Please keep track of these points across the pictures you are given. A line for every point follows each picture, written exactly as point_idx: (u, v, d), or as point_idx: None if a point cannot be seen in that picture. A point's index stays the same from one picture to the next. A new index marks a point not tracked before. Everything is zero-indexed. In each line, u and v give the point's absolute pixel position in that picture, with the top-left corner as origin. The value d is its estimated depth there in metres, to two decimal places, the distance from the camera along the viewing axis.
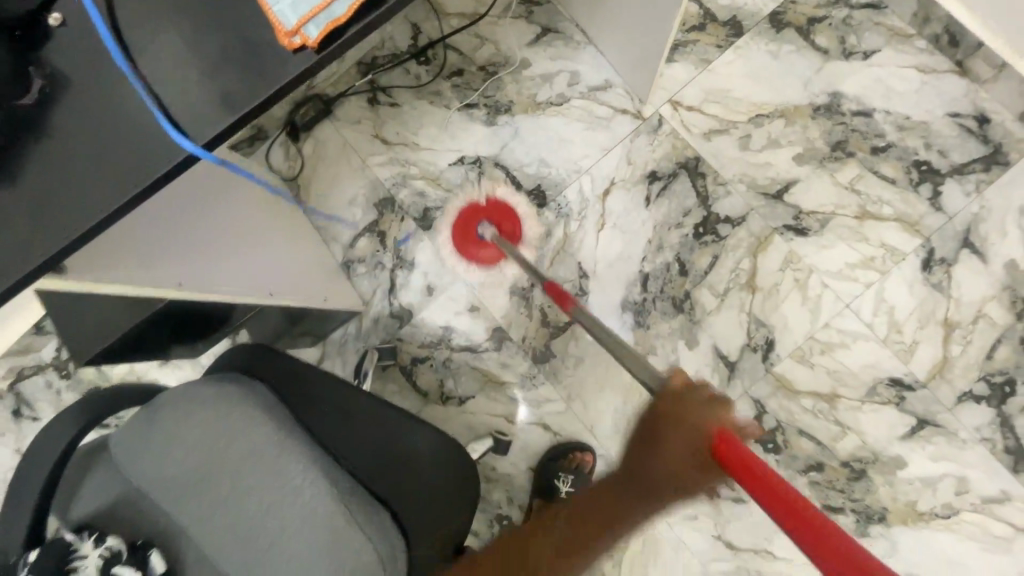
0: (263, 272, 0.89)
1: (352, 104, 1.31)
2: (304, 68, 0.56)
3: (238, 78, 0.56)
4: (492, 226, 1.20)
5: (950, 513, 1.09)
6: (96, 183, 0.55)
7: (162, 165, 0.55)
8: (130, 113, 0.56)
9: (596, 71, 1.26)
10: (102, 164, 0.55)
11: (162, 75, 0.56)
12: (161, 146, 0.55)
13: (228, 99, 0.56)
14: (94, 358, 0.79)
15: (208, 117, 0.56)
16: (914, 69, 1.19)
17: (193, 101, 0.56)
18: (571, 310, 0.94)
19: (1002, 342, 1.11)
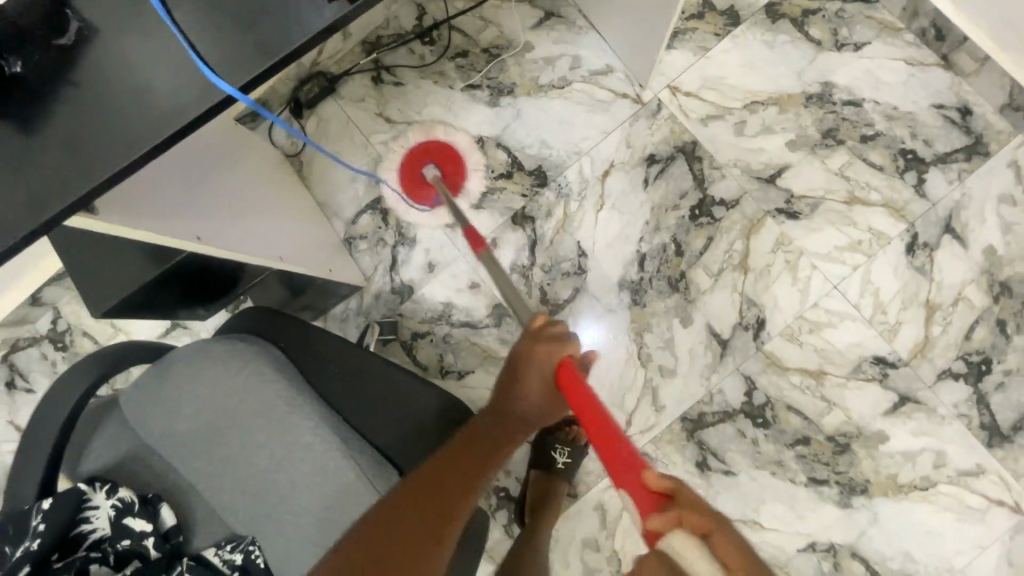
0: (274, 239, 0.90)
1: (356, 82, 1.32)
2: (337, 17, 0.57)
3: (273, 24, 0.57)
4: (435, 167, 1.26)
5: (928, 485, 1.14)
6: (131, 124, 0.56)
7: (196, 108, 0.57)
8: (167, 58, 0.57)
9: (597, 55, 1.29)
10: (138, 105, 0.57)
11: (196, 22, 0.58)
12: (196, 91, 0.57)
13: (263, 45, 0.57)
14: (108, 314, 0.80)
15: (244, 62, 0.57)
16: (902, 62, 1.24)
17: (229, 47, 0.57)
18: (480, 251, 1.01)
19: (980, 323, 1.17)
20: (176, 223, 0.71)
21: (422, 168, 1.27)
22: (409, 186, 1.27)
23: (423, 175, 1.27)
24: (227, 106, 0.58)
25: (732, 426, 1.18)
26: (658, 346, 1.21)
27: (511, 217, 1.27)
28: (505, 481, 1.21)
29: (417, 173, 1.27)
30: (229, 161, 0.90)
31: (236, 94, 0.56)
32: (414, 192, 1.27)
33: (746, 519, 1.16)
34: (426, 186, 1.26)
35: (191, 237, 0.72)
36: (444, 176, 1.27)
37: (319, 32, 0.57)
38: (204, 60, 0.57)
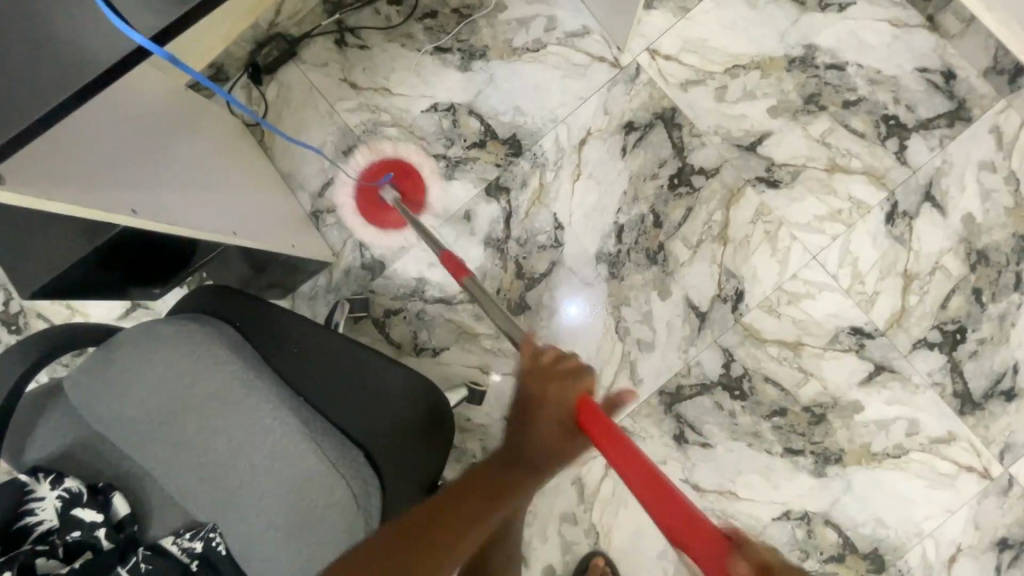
0: (227, 213, 0.85)
1: (318, 45, 1.24)
2: None
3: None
4: (395, 190, 1.19)
5: (900, 453, 1.15)
6: (34, 79, 0.51)
7: (108, 62, 0.51)
8: (71, 4, 0.51)
9: (573, 16, 1.23)
10: (43, 60, 0.51)
11: None
12: (105, 41, 0.51)
13: None
14: (41, 296, 0.75)
15: (156, 8, 0.51)
16: (887, 23, 1.19)
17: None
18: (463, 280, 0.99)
19: (956, 292, 1.16)
20: (107, 196, 0.65)
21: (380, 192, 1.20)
22: (371, 213, 1.22)
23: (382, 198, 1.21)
24: (142, 60, 0.52)
25: (709, 398, 1.18)
26: (636, 320, 1.19)
27: (485, 188, 1.23)
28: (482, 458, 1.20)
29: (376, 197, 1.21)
30: (175, 127, 0.83)
31: (148, 44, 0.51)
32: (378, 218, 1.22)
33: (722, 489, 1.16)
34: (387, 210, 1.21)
35: (126, 211, 0.67)
36: (404, 197, 1.21)
37: None
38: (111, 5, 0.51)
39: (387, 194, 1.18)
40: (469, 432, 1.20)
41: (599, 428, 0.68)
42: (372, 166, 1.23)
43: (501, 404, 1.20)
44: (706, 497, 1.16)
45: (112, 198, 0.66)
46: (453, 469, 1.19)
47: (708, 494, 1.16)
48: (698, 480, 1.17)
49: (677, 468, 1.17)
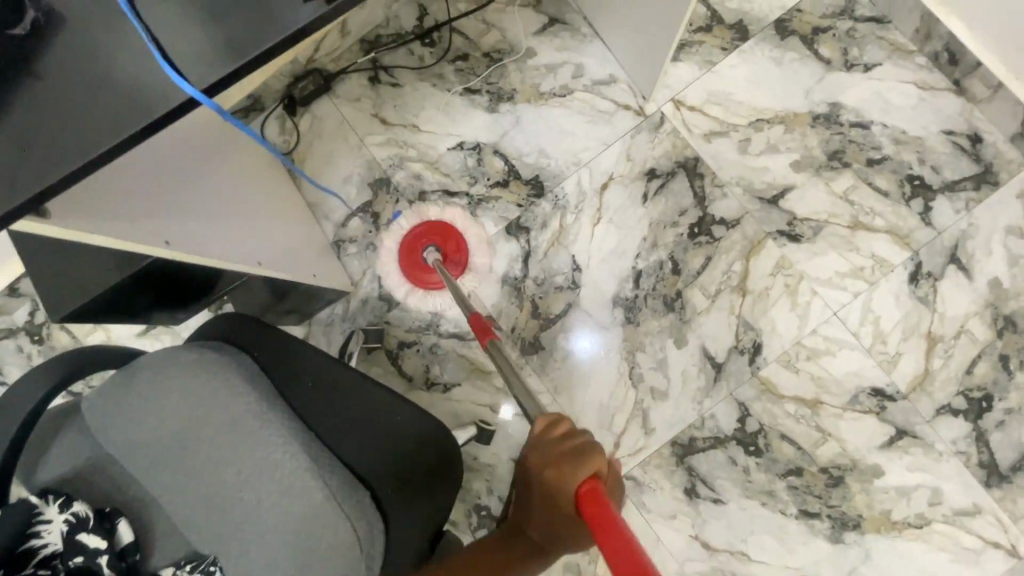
0: (254, 242, 0.87)
1: (352, 81, 1.29)
2: (316, 16, 0.53)
3: (242, 22, 0.53)
4: (437, 251, 1.16)
5: (922, 523, 1.10)
6: (87, 122, 0.53)
7: (159, 109, 0.53)
8: (130, 52, 0.53)
9: (601, 65, 1.26)
10: (98, 103, 0.53)
11: (160, 17, 0.54)
12: (159, 90, 0.53)
13: (232, 45, 0.53)
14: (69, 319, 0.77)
15: (208, 60, 0.53)
16: (913, 85, 1.20)
17: (196, 41, 0.53)
18: (488, 345, 0.98)
19: (982, 358, 1.13)
20: (141, 226, 0.67)
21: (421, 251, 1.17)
22: (415, 276, 1.18)
23: (422, 258, 1.17)
24: (192, 108, 0.54)
25: (723, 453, 1.15)
26: (651, 367, 1.18)
27: (506, 227, 1.24)
28: (487, 500, 1.17)
29: (416, 255, 1.17)
30: (210, 158, 0.85)
31: (199, 96, 0.53)
32: (420, 279, 1.18)
33: (733, 549, 1.12)
34: (427, 270, 1.17)
35: (158, 242, 0.68)
36: (447, 259, 1.18)
37: (296, 32, 0.53)
38: (168, 57, 0.53)
39: (432, 255, 1.15)
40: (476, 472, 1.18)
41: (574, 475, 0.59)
42: (419, 227, 1.20)
43: (509, 445, 1.19)
44: (716, 557, 1.12)
45: (149, 230, 0.68)
46: (457, 509, 1.17)
47: (719, 553, 1.12)
48: (708, 538, 1.13)
49: (687, 523, 1.14)
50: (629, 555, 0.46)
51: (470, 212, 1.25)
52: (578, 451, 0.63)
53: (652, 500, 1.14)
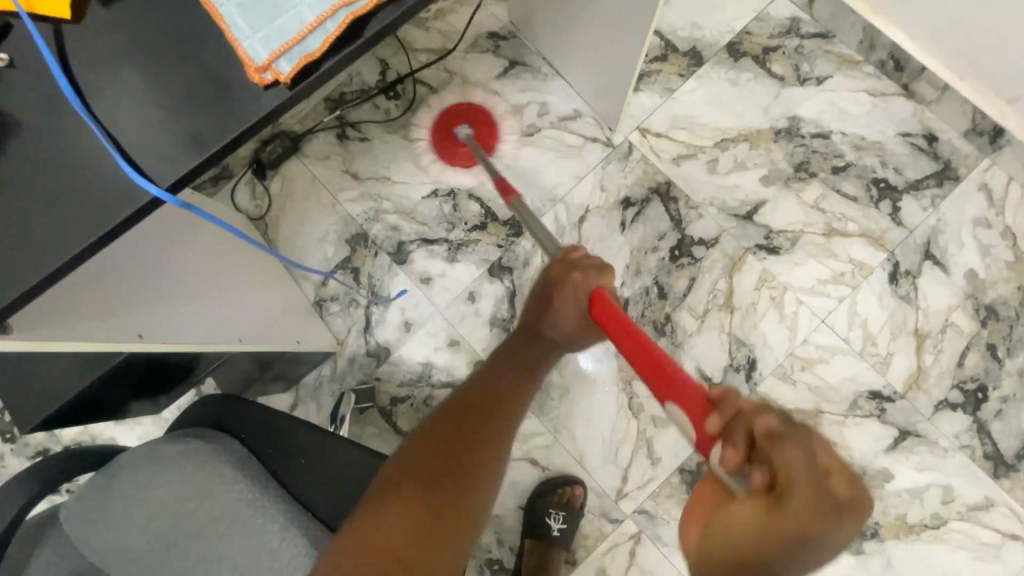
0: (235, 317, 0.84)
1: (321, 140, 1.29)
2: (276, 105, 0.49)
3: (204, 116, 0.49)
4: (469, 128, 1.26)
5: (938, 523, 1.09)
6: (41, 236, 0.48)
7: (118, 213, 0.48)
8: (85, 157, 0.48)
9: (565, 101, 1.29)
10: (54, 216, 0.48)
11: (121, 116, 0.49)
12: (120, 193, 0.48)
13: (195, 137, 0.49)
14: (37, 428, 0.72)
15: (171, 157, 0.48)
16: (866, 93, 1.25)
17: (158, 139, 0.49)
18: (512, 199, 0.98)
19: (971, 349, 1.15)
20: (112, 322, 0.65)
21: (456, 127, 1.27)
22: (444, 149, 1.27)
23: (456, 134, 1.27)
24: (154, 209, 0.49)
25: None
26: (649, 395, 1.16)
27: (488, 268, 1.23)
28: (499, 552, 1.14)
29: (451, 131, 1.27)
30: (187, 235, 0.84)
31: (165, 195, 0.48)
32: (450, 154, 1.26)
33: None
34: (460, 147, 1.26)
35: (131, 336, 0.66)
36: (479, 138, 1.27)
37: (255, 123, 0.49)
38: (127, 157, 0.48)
39: (462, 131, 1.25)
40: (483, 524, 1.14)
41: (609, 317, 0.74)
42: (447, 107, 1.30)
43: (516, 492, 1.16)
44: None
45: (121, 325, 0.66)
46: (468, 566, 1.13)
47: None
48: None
49: None
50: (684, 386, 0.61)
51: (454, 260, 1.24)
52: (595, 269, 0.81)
53: (667, 532, 1.12)
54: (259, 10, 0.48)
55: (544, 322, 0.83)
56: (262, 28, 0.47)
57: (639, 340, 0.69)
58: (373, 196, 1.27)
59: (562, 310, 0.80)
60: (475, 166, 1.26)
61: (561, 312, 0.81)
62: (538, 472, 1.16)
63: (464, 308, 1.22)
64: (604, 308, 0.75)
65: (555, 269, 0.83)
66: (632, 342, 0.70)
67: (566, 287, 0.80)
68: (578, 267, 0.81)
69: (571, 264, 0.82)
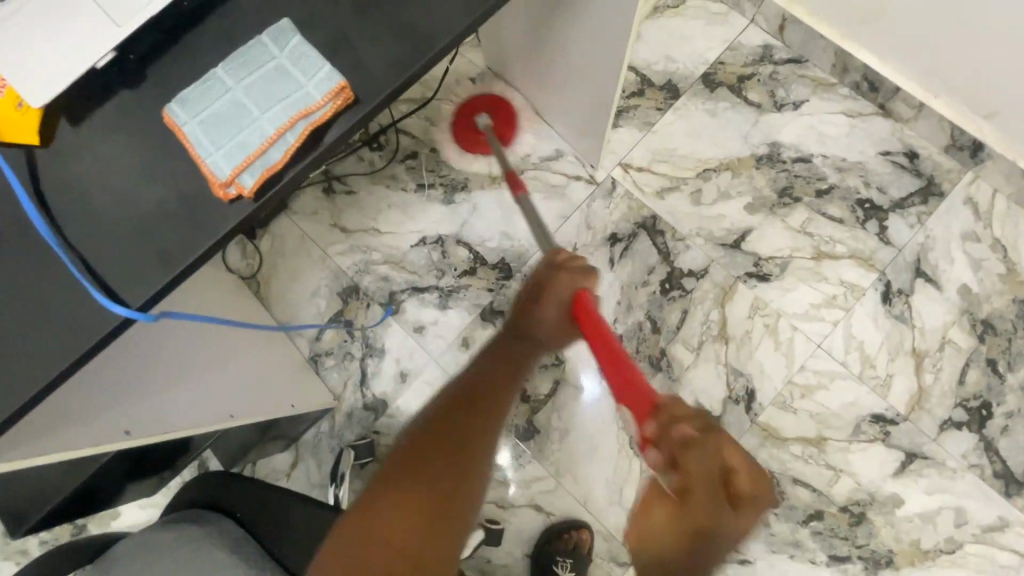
0: (228, 392, 0.84)
1: (307, 196, 1.30)
2: (242, 218, 0.50)
3: (175, 233, 0.49)
4: (488, 117, 1.26)
5: (953, 547, 1.07)
6: (19, 365, 0.48)
7: (92, 335, 0.48)
8: (60, 283, 0.49)
9: (546, 142, 1.30)
10: (30, 344, 0.48)
11: (92, 238, 0.49)
12: (93, 315, 0.49)
13: (164, 254, 0.49)
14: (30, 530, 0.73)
15: (141, 275, 0.49)
16: (843, 115, 1.26)
17: (128, 258, 0.49)
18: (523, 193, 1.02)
19: (970, 365, 1.14)
20: (97, 426, 0.66)
21: (476, 119, 1.27)
22: (465, 137, 1.28)
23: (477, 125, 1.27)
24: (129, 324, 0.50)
25: None
26: None
27: (480, 313, 1.23)
28: None
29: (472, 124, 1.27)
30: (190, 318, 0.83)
31: (135, 314, 0.48)
32: (470, 142, 1.29)
33: None
34: (477, 132, 1.27)
35: (115, 435, 0.67)
36: (496, 126, 1.28)
37: (225, 236, 0.49)
38: (98, 279, 0.49)
39: (483, 120, 1.25)
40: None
41: (592, 324, 0.73)
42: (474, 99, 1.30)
43: (521, 540, 1.14)
44: None
45: (107, 427, 0.67)
46: None
47: None
48: None
49: None
50: (637, 395, 0.65)
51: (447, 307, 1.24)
52: (581, 272, 0.78)
53: None
54: (220, 127, 0.49)
55: (522, 314, 0.78)
56: (224, 143, 0.48)
57: (604, 337, 0.72)
58: (363, 248, 1.27)
59: (541, 316, 0.77)
60: (490, 155, 1.29)
61: (543, 315, 0.77)
62: (543, 518, 1.14)
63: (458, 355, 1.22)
64: (584, 310, 0.75)
65: (544, 274, 0.79)
66: (601, 342, 0.72)
67: (545, 301, 0.77)
68: (564, 274, 0.78)
69: (573, 270, 0.78)
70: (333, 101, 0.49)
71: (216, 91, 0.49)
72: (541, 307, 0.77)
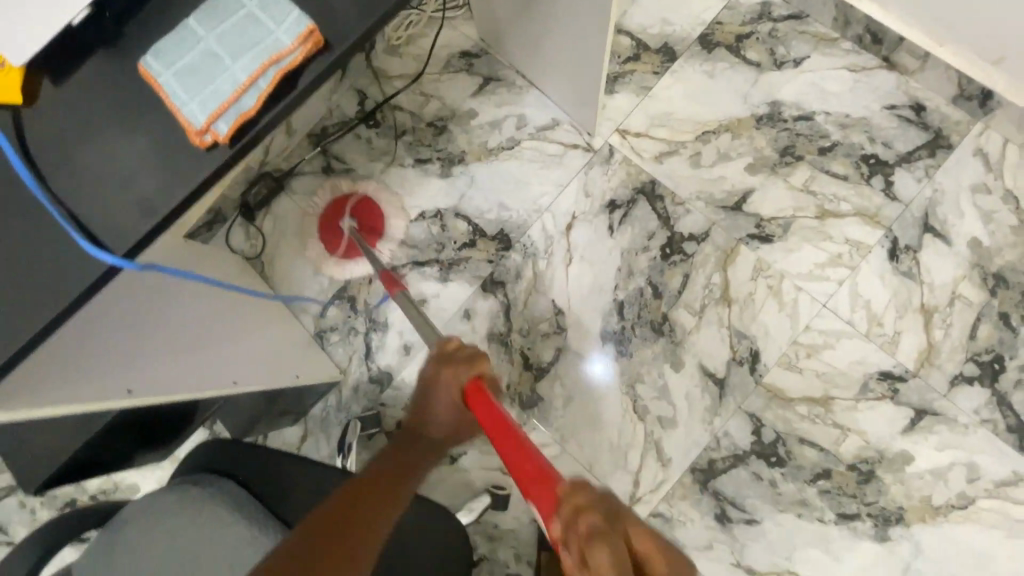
0: (226, 360, 0.86)
1: (307, 175, 1.31)
2: (222, 162, 0.51)
3: (153, 182, 0.51)
4: (354, 221, 1.26)
5: (965, 503, 1.06)
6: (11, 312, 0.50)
7: (79, 281, 0.50)
8: (46, 232, 0.51)
9: (542, 111, 1.29)
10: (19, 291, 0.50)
11: (76, 190, 0.51)
12: (78, 263, 0.50)
13: (146, 202, 0.51)
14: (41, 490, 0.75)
15: (124, 224, 0.51)
16: (846, 69, 1.23)
17: (111, 208, 0.51)
18: (395, 292, 1.02)
19: (982, 320, 1.11)
20: (102, 381, 0.68)
21: (341, 220, 1.26)
22: (331, 240, 1.27)
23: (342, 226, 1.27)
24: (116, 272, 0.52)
25: (746, 470, 1.11)
26: (653, 396, 1.15)
27: (481, 284, 1.24)
28: (517, 567, 1.13)
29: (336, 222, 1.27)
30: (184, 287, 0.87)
31: (120, 260, 0.50)
32: (334, 243, 1.27)
33: (779, 569, 1.07)
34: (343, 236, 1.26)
35: (119, 393, 0.70)
36: (362, 229, 1.27)
37: (202, 182, 0.51)
38: (84, 228, 0.51)
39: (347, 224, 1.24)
40: (499, 540, 1.14)
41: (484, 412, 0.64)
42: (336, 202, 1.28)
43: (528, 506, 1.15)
44: None
45: (112, 382, 0.69)
46: None
47: None
48: (751, 562, 1.08)
49: (727, 551, 1.09)
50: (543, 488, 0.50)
51: (449, 279, 1.25)
52: (470, 361, 0.72)
53: (685, 535, 1.10)
54: (194, 76, 0.50)
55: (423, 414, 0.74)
56: (199, 92, 0.50)
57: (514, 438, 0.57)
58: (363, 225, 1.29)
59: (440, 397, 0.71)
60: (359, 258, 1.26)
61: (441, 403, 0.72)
62: None
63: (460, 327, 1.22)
64: (479, 397, 0.67)
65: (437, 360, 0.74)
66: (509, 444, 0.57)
67: (449, 371, 0.71)
68: (456, 359, 0.72)
69: (451, 357, 0.73)
70: (303, 45, 0.51)
71: (188, 43, 0.51)
72: (437, 394, 0.72)
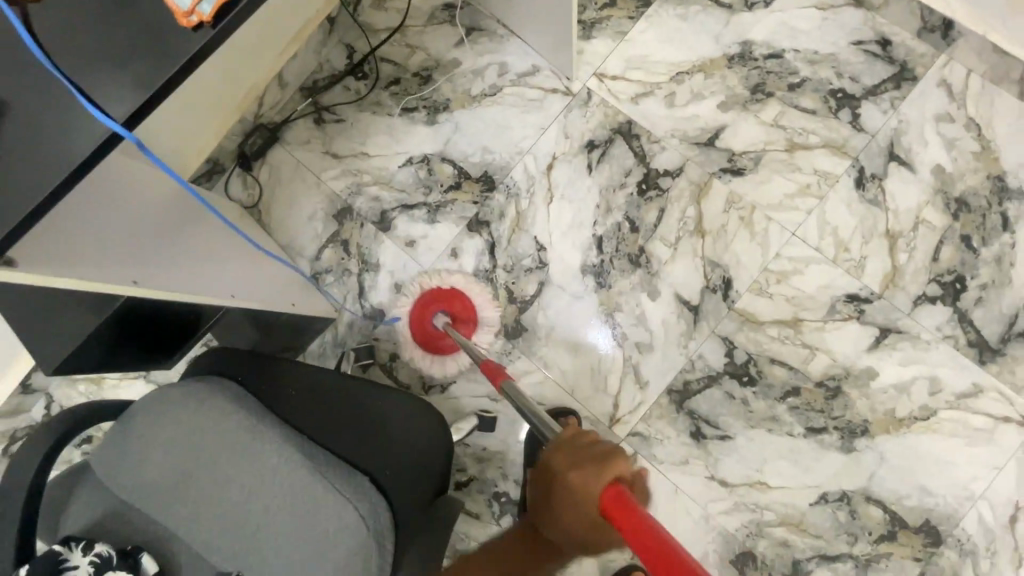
0: (219, 276, 0.93)
1: (299, 127, 1.37)
2: (206, 41, 0.64)
3: (144, 62, 0.64)
4: (446, 315, 1.19)
5: (927, 414, 1.11)
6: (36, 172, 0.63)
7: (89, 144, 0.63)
8: (63, 110, 0.64)
9: (522, 58, 1.34)
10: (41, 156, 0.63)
11: (85, 75, 0.64)
12: (88, 130, 0.63)
13: (140, 79, 0.64)
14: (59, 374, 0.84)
15: (122, 97, 0.63)
16: (814, 8, 1.27)
17: (113, 85, 0.64)
18: (504, 386, 0.97)
19: (945, 243, 1.16)
20: (108, 269, 0.75)
21: (432, 319, 1.19)
22: (427, 342, 1.20)
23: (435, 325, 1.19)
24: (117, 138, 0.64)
25: (719, 390, 1.17)
26: (631, 324, 1.21)
27: (466, 224, 1.30)
28: (505, 485, 1.20)
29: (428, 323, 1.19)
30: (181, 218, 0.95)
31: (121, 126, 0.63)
32: (431, 345, 1.20)
33: (751, 480, 1.14)
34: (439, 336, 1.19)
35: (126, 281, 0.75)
36: (456, 321, 1.20)
37: (190, 55, 0.64)
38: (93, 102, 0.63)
39: (439, 323, 1.17)
40: (487, 461, 1.21)
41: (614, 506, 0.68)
42: (423, 296, 1.21)
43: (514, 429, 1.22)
44: (736, 492, 1.14)
45: (117, 272, 0.75)
46: (478, 501, 1.20)
47: (737, 488, 1.14)
48: (724, 475, 1.14)
49: (701, 466, 1.15)
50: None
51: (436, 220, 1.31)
52: (605, 457, 0.79)
53: (662, 451, 1.16)
54: None
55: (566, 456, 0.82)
56: None
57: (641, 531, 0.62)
58: (353, 172, 1.35)
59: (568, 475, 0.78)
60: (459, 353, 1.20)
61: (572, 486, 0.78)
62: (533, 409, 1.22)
63: (448, 265, 1.29)
64: (617, 504, 0.68)
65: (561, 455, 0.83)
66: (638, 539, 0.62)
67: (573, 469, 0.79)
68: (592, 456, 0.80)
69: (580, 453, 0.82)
70: None
71: None
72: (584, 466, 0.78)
